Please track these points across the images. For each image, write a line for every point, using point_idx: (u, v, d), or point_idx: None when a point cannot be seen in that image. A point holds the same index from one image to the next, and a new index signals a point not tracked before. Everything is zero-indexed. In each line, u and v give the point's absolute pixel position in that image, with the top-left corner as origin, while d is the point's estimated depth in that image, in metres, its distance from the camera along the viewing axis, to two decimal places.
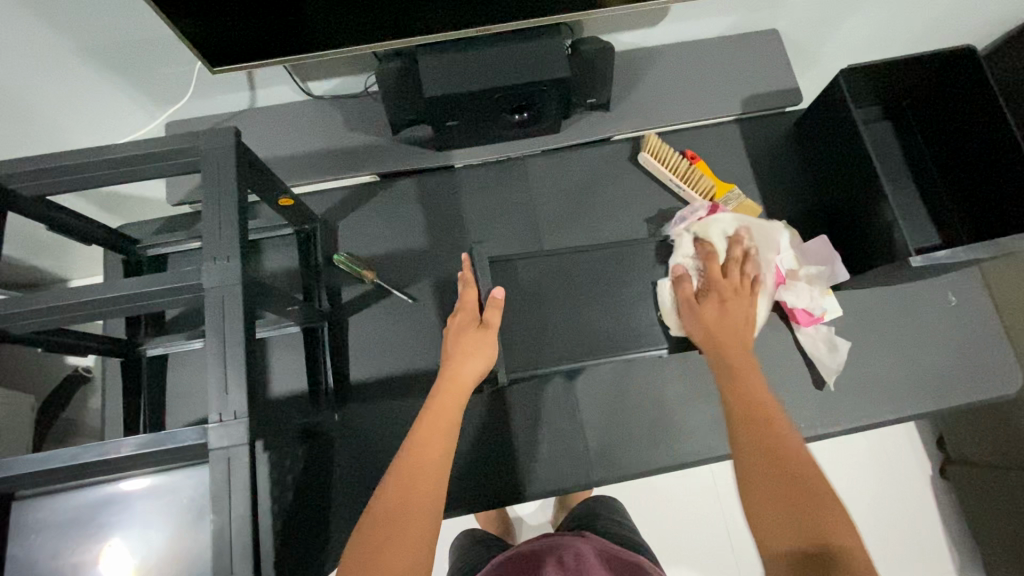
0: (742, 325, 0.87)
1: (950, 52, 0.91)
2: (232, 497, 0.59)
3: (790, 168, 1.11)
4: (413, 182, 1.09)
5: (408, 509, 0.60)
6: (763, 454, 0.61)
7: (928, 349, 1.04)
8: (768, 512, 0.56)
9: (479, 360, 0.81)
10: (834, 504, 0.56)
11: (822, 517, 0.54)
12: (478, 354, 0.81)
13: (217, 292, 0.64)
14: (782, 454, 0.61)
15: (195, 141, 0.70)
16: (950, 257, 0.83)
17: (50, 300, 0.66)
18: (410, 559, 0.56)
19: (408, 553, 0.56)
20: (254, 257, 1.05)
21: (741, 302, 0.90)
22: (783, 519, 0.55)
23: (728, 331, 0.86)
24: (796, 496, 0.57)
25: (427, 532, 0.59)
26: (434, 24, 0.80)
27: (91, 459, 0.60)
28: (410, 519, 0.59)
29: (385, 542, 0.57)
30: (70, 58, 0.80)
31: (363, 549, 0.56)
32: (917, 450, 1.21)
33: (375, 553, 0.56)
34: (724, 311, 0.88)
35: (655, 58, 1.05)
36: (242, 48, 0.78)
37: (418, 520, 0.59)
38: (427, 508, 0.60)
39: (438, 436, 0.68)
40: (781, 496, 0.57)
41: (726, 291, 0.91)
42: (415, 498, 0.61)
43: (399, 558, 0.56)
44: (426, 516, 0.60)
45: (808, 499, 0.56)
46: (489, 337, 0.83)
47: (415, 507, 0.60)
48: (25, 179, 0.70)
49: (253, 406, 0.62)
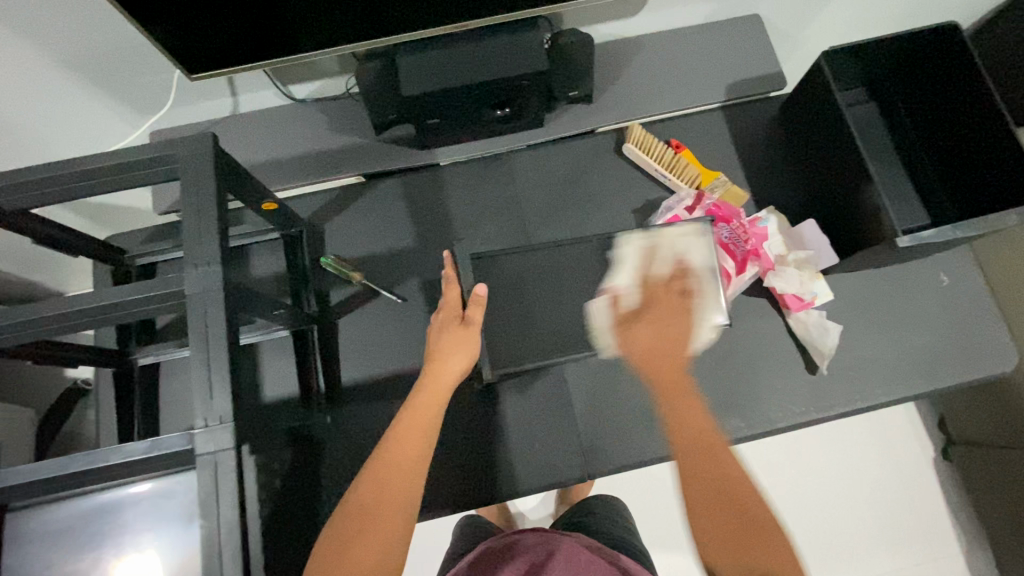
0: (681, 337, 0.79)
1: (931, 30, 0.91)
2: (221, 501, 0.59)
3: (777, 153, 1.10)
4: (399, 182, 1.09)
5: (381, 505, 0.60)
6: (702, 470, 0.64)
7: (922, 329, 1.03)
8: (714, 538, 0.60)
9: (462, 356, 0.80)
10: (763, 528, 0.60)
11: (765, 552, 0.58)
12: (462, 350, 0.80)
13: (199, 297, 0.64)
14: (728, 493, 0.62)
15: (174, 148, 0.70)
16: (940, 235, 0.83)
17: (33, 313, 0.66)
18: (379, 558, 0.57)
19: (379, 547, 0.57)
20: (242, 263, 1.05)
21: (678, 319, 0.80)
22: (729, 555, 0.59)
23: (667, 349, 0.77)
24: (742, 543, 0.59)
25: (401, 528, 0.60)
26: (413, 20, 0.79)
27: (81, 467, 0.60)
28: (385, 515, 0.59)
29: (356, 537, 0.58)
30: (51, 74, 0.80)
31: (337, 541, 0.57)
32: (917, 430, 1.20)
33: (342, 551, 0.56)
34: (654, 329, 0.79)
35: (637, 48, 1.05)
36: (219, 54, 0.78)
37: (391, 518, 0.59)
38: (402, 503, 0.61)
39: (416, 432, 0.68)
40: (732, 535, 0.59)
41: (660, 303, 0.83)
42: (387, 497, 0.61)
43: (369, 553, 0.57)
44: (400, 514, 0.60)
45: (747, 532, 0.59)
46: (471, 333, 0.82)
47: (388, 504, 0.60)
48: (6, 193, 0.70)
49: (239, 410, 0.62)
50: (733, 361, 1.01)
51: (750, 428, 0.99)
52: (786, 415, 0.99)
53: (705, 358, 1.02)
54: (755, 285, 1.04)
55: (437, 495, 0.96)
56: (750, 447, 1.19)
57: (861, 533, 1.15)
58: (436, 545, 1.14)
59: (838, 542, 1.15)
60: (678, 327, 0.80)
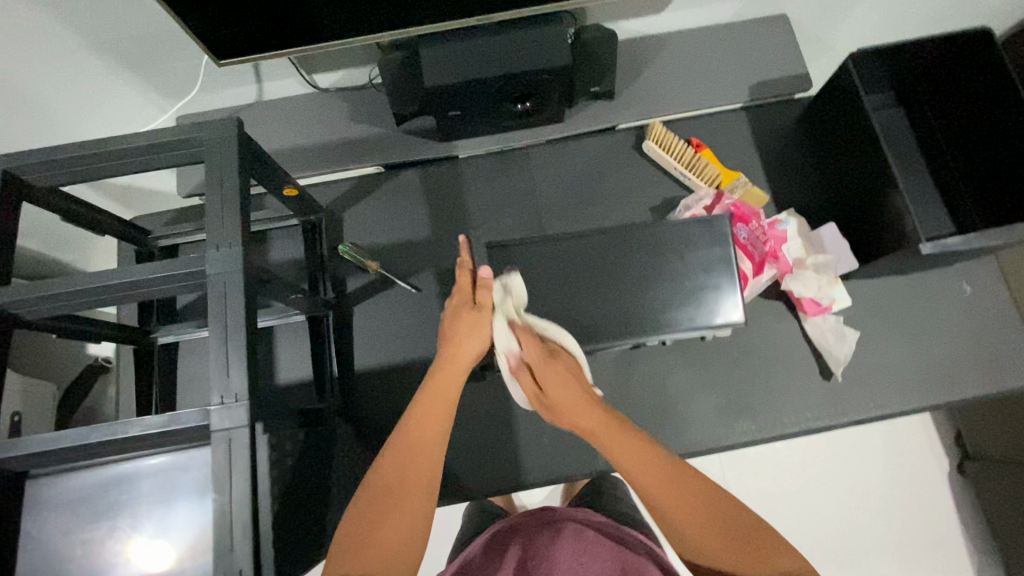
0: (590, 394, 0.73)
1: (963, 34, 0.89)
2: (234, 477, 0.60)
3: (799, 155, 1.09)
4: (417, 173, 1.09)
5: (403, 488, 0.61)
6: (683, 503, 0.59)
7: (942, 338, 1.01)
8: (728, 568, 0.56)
9: (474, 341, 0.77)
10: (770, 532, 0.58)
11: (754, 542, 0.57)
12: (474, 334, 0.77)
13: (220, 277, 0.65)
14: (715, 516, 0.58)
15: (200, 130, 0.71)
16: (964, 243, 0.81)
17: (59, 287, 0.68)
18: (402, 541, 0.58)
19: (402, 531, 0.59)
20: (262, 247, 1.07)
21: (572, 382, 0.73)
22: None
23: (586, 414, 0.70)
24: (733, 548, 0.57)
25: (423, 509, 0.61)
26: (438, 12, 0.80)
27: (102, 437, 0.62)
28: (408, 497, 0.61)
29: (380, 518, 0.59)
30: (82, 53, 0.82)
31: (358, 522, 0.59)
32: (934, 443, 1.18)
33: (367, 532, 0.58)
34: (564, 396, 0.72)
35: (660, 46, 1.05)
36: (248, 41, 0.79)
37: (414, 501, 0.60)
38: (423, 486, 0.62)
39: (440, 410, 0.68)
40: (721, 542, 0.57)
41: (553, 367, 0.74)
42: (410, 480, 0.62)
43: (391, 539, 0.58)
44: (422, 494, 0.61)
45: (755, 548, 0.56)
46: (484, 319, 0.78)
47: (410, 483, 0.61)
48: (37, 170, 0.72)
49: (254, 389, 0.63)
50: (745, 363, 1.00)
51: (761, 431, 0.98)
52: (797, 420, 0.98)
53: (717, 359, 1.01)
54: (772, 287, 1.03)
55: (444, 483, 0.97)
56: (757, 452, 1.19)
57: (870, 542, 1.14)
58: (441, 534, 1.14)
59: (847, 550, 1.13)
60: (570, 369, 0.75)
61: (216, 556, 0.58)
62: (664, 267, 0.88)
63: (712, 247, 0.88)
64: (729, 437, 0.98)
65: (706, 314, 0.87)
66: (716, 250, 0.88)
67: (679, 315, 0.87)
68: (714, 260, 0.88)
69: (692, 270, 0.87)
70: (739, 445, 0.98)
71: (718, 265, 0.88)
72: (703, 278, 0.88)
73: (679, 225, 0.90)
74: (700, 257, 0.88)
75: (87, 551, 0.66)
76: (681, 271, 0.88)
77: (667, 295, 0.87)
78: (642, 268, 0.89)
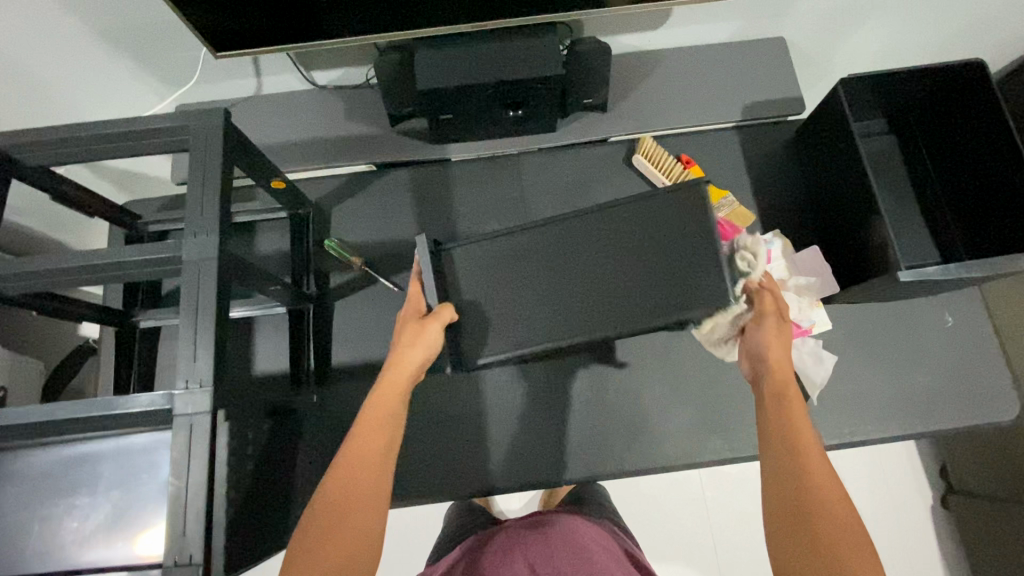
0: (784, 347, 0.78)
1: (955, 66, 0.90)
2: (192, 463, 0.60)
3: (788, 177, 1.09)
4: (408, 173, 1.11)
5: (352, 504, 0.61)
6: (783, 440, 0.63)
7: (924, 368, 1.01)
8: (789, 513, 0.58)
9: (419, 350, 0.73)
10: (834, 503, 0.57)
11: (822, 520, 0.56)
12: (419, 342, 0.74)
13: (194, 265, 0.66)
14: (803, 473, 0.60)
15: (188, 120, 0.72)
16: (942, 273, 0.81)
17: (37, 265, 0.69)
18: (353, 554, 0.58)
19: (350, 546, 0.58)
20: (250, 238, 1.08)
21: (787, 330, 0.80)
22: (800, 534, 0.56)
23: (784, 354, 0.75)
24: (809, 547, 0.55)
25: (373, 522, 0.61)
26: (432, 16, 0.81)
27: (68, 414, 0.63)
28: (357, 510, 0.60)
29: (328, 534, 0.58)
30: (82, 37, 0.84)
31: (308, 538, 0.58)
32: (916, 474, 1.17)
33: (317, 546, 0.57)
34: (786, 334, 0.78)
35: (655, 62, 1.06)
36: (244, 35, 0.80)
37: (361, 514, 0.60)
38: (371, 501, 0.62)
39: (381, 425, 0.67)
40: (787, 505, 0.59)
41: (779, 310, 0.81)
42: (355, 499, 0.61)
43: (341, 551, 0.58)
44: (373, 507, 0.61)
45: (816, 505, 0.57)
46: (427, 326, 0.74)
47: (359, 498, 0.61)
48: (29, 149, 0.73)
49: (219, 376, 0.64)
50: (723, 381, 1.00)
51: (735, 450, 0.97)
52: None
53: (695, 375, 1.01)
54: None
55: (414, 482, 0.97)
56: (735, 472, 1.17)
57: None
58: (413, 535, 1.14)
59: None
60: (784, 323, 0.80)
61: (168, 540, 0.59)
62: (636, 252, 0.79)
63: (682, 227, 0.78)
64: (701, 453, 0.97)
65: (690, 300, 0.76)
66: (695, 243, 0.77)
67: (659, 303, 0.77)
68: (689, 241, 0.78)
69: (669, 252, 0.78)
70: (712, 463, 0.97)
71: (693, 275, 0.77)
72: (681, 260, 0.78)
73: (646, 206, 0.80)
74: (676, 253, 0.78)
75: (43, 529, 0.66)
76: (658, 272, 0.78)
77: (643, 282, 0.78)
78: (613, 258, 0.80)
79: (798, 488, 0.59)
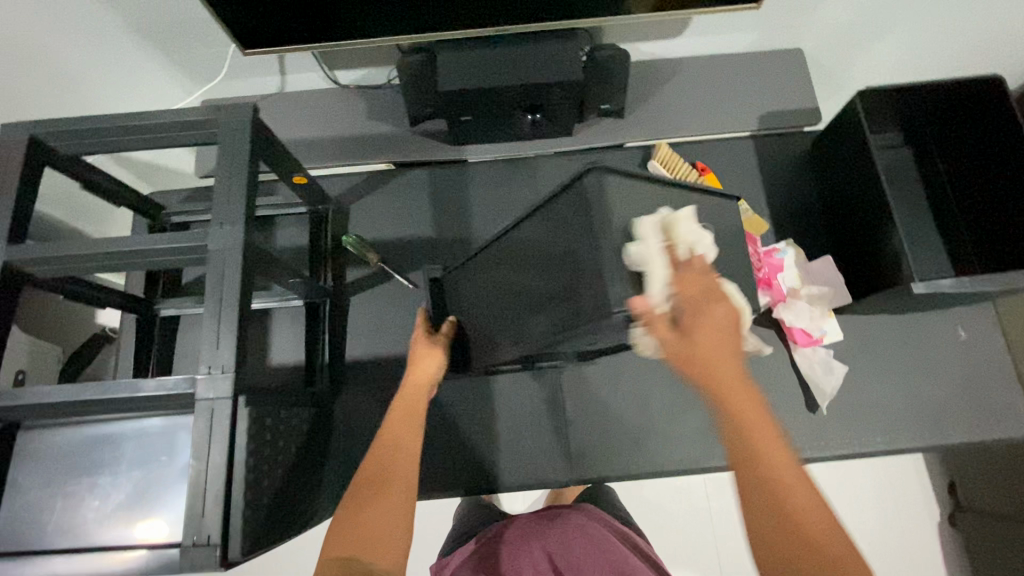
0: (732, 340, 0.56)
1: (972, 81, 0.90)
2: (212, 445, 0.62)
3: (802, 188, 1.10)
4: (426, 173, 1.12)
5: (386, 483, 0.62)
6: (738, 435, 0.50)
7: (935, 381, 1.01)
8: (762, 528, 0.47)
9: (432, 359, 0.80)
10: (805, 495, 0.47)
11: (802, 523, 0.46)
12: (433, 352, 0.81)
13: (220, 254, 0.68)
14: (766, 468, 0.48)
15: (218, 113, 0.74)
16: (956, 286, 0.82)
17: (69, 250, 0.71)
18: (388, 530, 0.58)
19: (385, 522, 0.59)
20: (270, 232, 1.10)
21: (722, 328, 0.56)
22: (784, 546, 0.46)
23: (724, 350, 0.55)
24: (775, 514, 0.47)
25: (407, 500, 0.62)
26: (457, 20, 0.83)
27: (94, 395, 0.64)
28: (390, 488, 0.62)
29: (363, 511, 0.59)
30: (115, 30, 0.86)
31: (346, 517, 0.59)
32: (923, 489, 1.16)
33: (353, 524, 0.58)
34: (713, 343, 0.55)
35: (673, 70, 1.07)
36: (273, 32, 0.83)
37: (394, 492, 0.62)
38: (405, 480, 0.63)
39: (410, 416, 0.71)
40: (758, 507, 0.48)
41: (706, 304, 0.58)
42: (388, 479, 0.63)
43: (377, 526, 0.59)
44: (405, 487, 0.63)
45: (786, 506, 0.47)
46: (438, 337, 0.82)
47: (393, 478, 0.63)
48: (64, 138, 0.76)
49: (241, 362, 0.65)
50: None
51: None
52: None
53: None
54: (763, 315, 1.03)
55: (423, 476, 0.98)
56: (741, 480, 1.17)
57: None
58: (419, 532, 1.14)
59: None
60: (731, 312, 0.57)
61: (187, 521, 0.60)
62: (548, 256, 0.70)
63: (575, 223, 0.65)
64: (709, 459, 0.98)
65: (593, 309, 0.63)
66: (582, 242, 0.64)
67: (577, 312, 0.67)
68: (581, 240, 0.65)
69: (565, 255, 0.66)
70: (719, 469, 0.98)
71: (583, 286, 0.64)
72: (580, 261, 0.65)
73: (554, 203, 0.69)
74: (579, 262, 0.65)
75: (65, 506, 0.68)
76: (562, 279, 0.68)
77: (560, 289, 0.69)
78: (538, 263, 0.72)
79: (766, 489, 0.48)
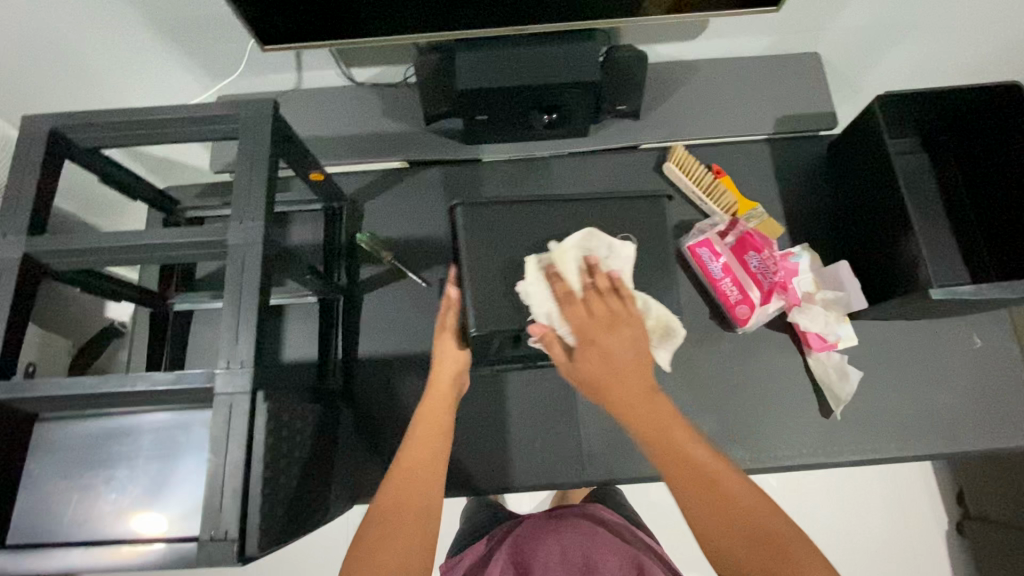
0: (630, 359, 0.66)
1: (992, 87, 0.90)
2: (230, 440, 0.62)
3: (817, 192, 1.10)
4: (440, 172, 1.12)
5: (407, 505, 0.63)
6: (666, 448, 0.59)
7: (949, 388, 1.00)
8: (705, 525, 0.55)
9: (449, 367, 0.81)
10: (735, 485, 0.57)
11: (739, 509, 0.55)
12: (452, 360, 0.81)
13: (240, 249, 0.68)
14: (700, 471, 0.57)
15: (238, 108, 0.74)
16: (975, 293, 0.81)
17: (90, 242, 0.71)
18: (408, 551, 0.59)
19: (405, 543, 0.59)
20: (284, 228, 1.10)
21: (614, 343, 0.67)
22: (730, 536, 0.54)
23: (621, 368, 0.65)
24: (718, 510, 0.55)
25: (427, 521, 0.62)
26: (476, 19, 0.83)
27: (113, 387, 0.64)
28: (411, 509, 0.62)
29: (384, 531, 0.60)
30: (136, 25, 0.86)
31: (367, 538, 0.60)
32: (932, 497, 1.16)
33: (374, 544, 0.59)
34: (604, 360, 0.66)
35: (690, 72, 1.07)
36: (292, 29, 0.83)
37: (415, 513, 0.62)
38: (426, 502, 0.64)
39: (433, 432, 0.72)
40: (704, 508, 0.56)
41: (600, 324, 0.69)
42: (410, 500, 0.63)
43: (399, 548, 0.59)
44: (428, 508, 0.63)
45: (722, 500, 0.56)
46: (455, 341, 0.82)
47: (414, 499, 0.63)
48: (85, 131, 0.76)
49: (259, 358, 0.65)
50: (746, 392, 1.00)
51: (755, 461, 0.97)
52: (793, 453, 0.98)
53: (718, 385, 1.01)
54: (777, 319, 1.03)
55: None
56: None
57: None
58: None
59: None
60: (626, 336, 0.67)
61: (204, 515, 0.60)
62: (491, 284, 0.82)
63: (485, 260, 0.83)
64: None
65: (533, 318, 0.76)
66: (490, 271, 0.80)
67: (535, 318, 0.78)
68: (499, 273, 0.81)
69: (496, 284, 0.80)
70: None
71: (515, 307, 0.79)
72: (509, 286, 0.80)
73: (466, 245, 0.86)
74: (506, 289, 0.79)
75: (81, 498, 0.68)
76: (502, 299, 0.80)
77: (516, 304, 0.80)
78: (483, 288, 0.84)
79: (706, 491, 0.56)
